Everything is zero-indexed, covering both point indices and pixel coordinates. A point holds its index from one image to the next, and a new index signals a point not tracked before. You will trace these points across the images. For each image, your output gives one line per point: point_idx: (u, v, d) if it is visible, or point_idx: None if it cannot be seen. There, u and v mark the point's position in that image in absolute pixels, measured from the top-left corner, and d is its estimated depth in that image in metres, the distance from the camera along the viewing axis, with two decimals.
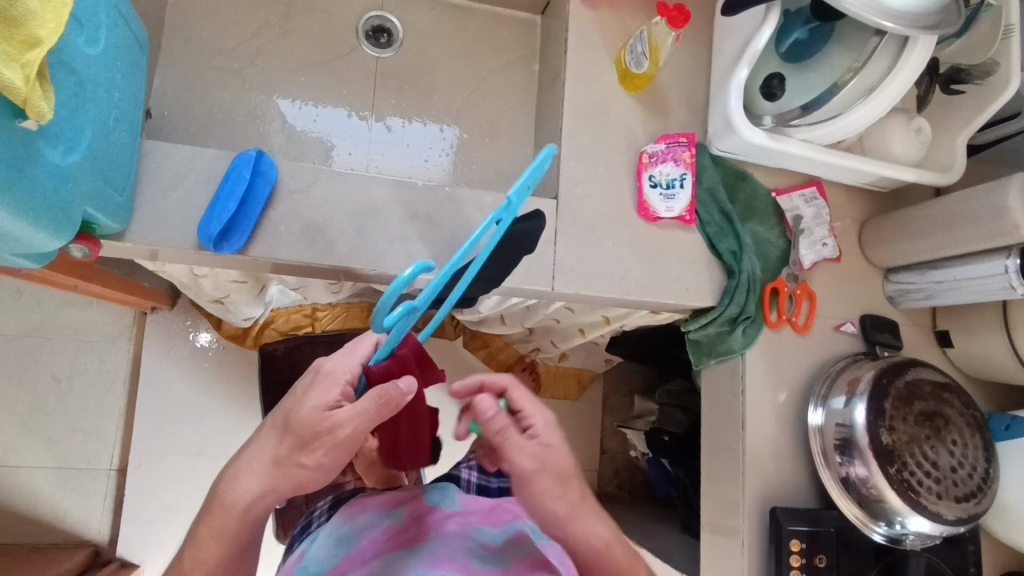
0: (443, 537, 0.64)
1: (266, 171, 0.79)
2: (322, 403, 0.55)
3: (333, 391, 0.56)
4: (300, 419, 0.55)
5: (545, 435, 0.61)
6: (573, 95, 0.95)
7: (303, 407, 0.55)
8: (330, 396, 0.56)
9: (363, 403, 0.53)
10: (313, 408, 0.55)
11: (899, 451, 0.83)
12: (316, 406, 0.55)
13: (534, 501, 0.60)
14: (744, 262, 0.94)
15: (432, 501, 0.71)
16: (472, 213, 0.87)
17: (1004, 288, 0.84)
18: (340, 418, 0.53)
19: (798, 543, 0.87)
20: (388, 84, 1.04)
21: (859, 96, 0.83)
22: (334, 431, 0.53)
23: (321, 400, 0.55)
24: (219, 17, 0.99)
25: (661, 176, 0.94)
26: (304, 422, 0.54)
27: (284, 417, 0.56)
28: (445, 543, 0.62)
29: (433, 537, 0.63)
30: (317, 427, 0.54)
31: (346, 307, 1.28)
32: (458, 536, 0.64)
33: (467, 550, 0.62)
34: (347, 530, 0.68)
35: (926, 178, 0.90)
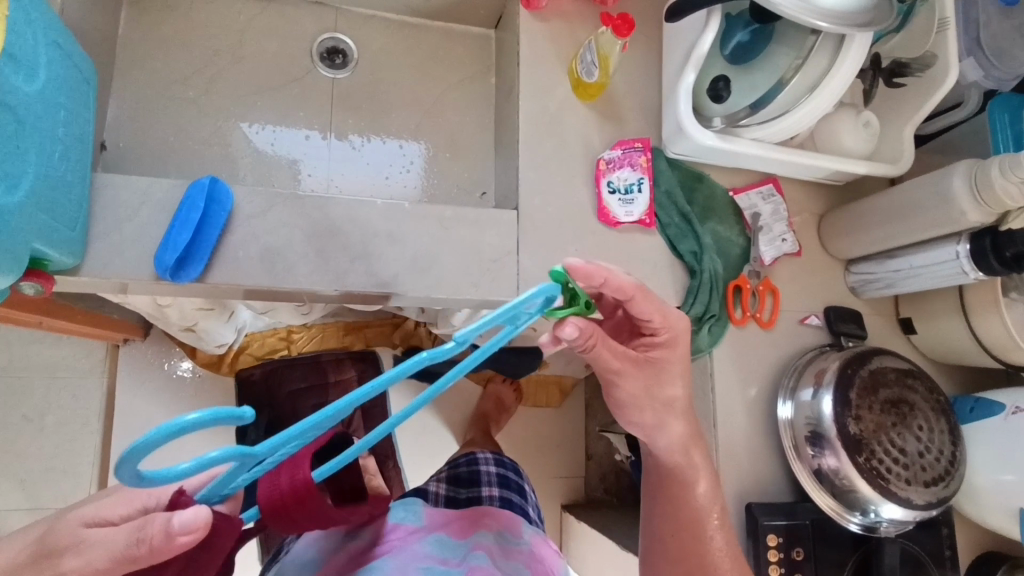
0: (403, 555, 0.64)
1: (222, 198, 0.79)
2: (90, 515, 0.51)
3: (118, 509, 0.51)
4: (66, 526, 0.50)
5: (652, 351, 0.71)
6: (528, 106, 0.96)
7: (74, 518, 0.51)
8: (111, 515, 0.51)
9: (121, 533, 0.46)
10: (77, 521, 0.50)
11: (867, 440, 0.84)
12: (85, 518, 0.51)
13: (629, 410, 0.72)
14: (704, 261, 0.95)
15: (397, 517, 0.71)
16: (433, 228, 0.87)
17: (958, 273, 0.86)
18: (89, 542, 0.48)
19: (775, 537, 0.87)
20: (346, 103, 1.05)
21: (803, 93, 0.86)
22: (70, 554, 0.48)
23: (99, 517, 0.51)
24: (172, 45, 0.99)
25: (620, 182, 0.95)
26: (61, 529, 0.50)
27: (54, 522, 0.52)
28: (403, 562, 0.62)
29: (395, 555, 0.63)
30: (66, 540, 0.49)
31: (322, 327, 1.32)
32: (419, 553, 0.64)
33: (425, 567, 0.62)
34: (310, 556, 0.67)
35: (876, 170, 0.92)
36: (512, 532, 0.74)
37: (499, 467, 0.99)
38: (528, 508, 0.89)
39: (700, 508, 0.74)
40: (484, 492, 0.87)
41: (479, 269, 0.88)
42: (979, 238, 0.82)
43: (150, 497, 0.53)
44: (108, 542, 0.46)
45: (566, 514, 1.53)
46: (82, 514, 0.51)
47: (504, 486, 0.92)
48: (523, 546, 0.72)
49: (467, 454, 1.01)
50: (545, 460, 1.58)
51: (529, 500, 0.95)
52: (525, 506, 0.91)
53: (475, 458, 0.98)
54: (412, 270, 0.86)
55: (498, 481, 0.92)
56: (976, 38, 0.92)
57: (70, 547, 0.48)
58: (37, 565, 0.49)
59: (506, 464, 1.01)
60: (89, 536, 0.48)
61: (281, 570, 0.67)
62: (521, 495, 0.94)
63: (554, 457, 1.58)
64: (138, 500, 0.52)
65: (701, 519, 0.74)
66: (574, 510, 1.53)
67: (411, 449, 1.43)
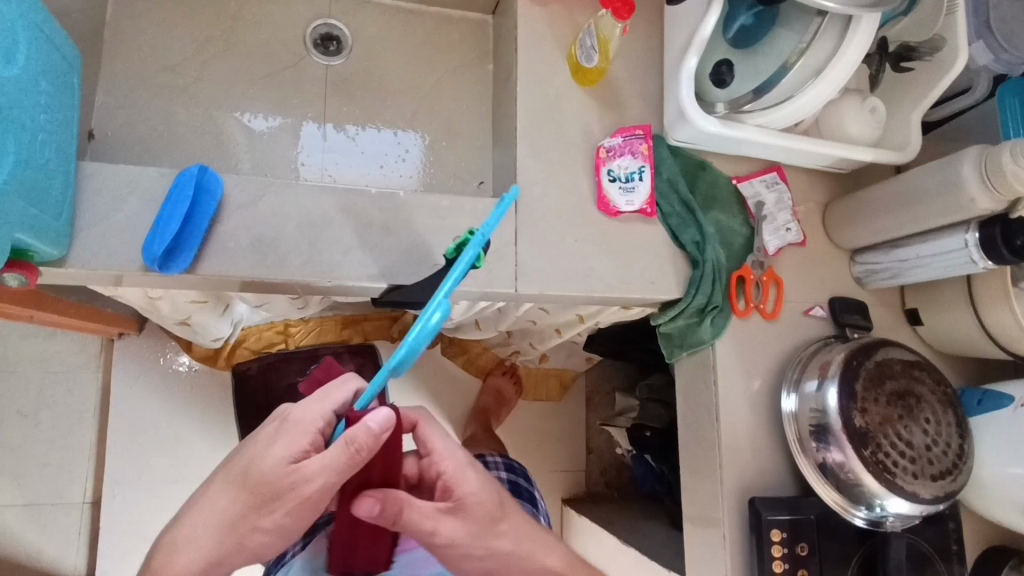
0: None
1: (212, 187, 0.77)
2: (289, 453, 0.58)
3: (303, 438, 0.59)
4: (266, 472, 0.58)
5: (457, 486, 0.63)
6: (526, 94, 0.93)
7: (266, 464, 0.58)
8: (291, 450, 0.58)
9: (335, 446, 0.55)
10: (277, 463, 0.58)
11: (873, 432, 0.82)
12: (278, 459, 0.58)
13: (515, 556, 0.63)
14: (707, 251, 0.93)
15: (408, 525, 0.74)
16: (429, 218, 0.86)
17: (967, 263, 0.84)
18: (306, 471, 0.56)
19: (779, 532, 0.85)
20: (340, 91, 1.02)
21: (808, 78, 0.83)
22: (298, 487, 0.56)
23: (281, 455, 0.58)
24: (159, 31, 0.97)
25: (620, 170, 0.93)
26: (264, 471, 0.58)
27: (249, 463, 0.60)
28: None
29: None
30: (283, 481, 0.57)
31: (319, 321, 1.30)
32: None
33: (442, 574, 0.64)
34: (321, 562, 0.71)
35: (882, 157, 0.90)
36: None
37: (509, 472, 1.00)
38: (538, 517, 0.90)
39: None
40: None
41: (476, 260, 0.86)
42: (988, 226, 0.80)
43: (318, 419, 0.60)
44: (323, 462, 0.55)
45: (567, 509, 1.51)
46: (270, 455, 0.58)
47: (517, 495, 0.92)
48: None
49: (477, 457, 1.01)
50: (546, 455, 1.56)
51: (540, 509, 0.96)
52: (536, 514, 0.92)
53: (484, 461, 0.99)
54: (408, 261, 0.84)
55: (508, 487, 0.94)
56: (986, 21, 0.88)
57: (289, 484, 0.57)
58: (266, 508, 0.58)
59: (516, 469, 1.00)
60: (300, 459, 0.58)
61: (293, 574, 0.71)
62: (531, 501, 0.96)
63: (555, 452, 1.56)
64: (310, 427, 0.59)
65: None
66: (575, 505, 1.51)
67: None
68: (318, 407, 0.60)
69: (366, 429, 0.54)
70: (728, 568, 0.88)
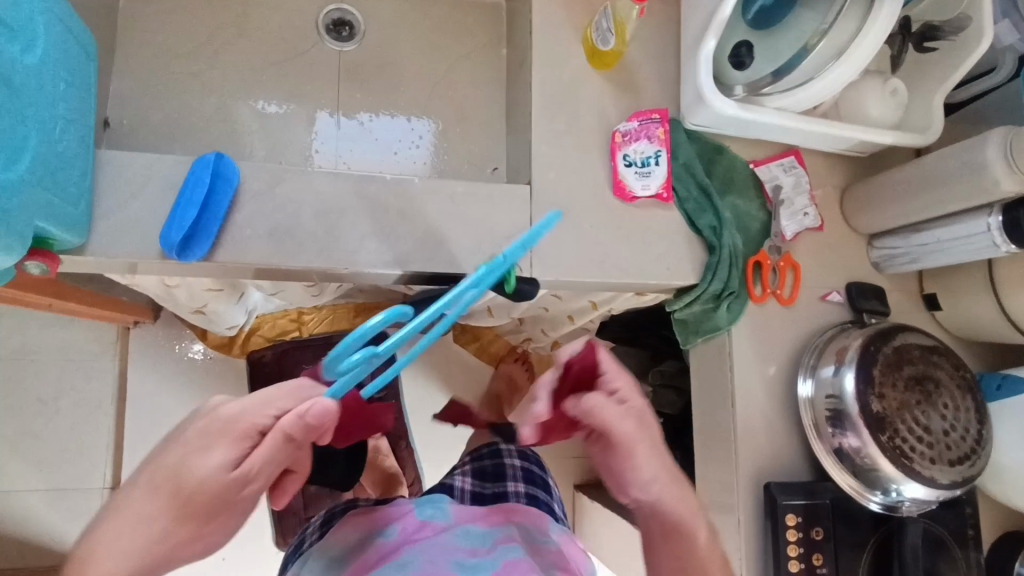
0: (430, 548, 0.67)
1: (228, 174, 0.77)
2: (228, 460, 0.50)
3: (241, 443, 0.51)
4: (199, 485, 0.49)
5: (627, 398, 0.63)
6: (541, 78, 0.92)
7: (199, 471, 0.49)
8: (229, 454, 0.50)
9: (282, 435, 0.51)
10: (212, 473, 0.49)
11: (891, 418, 0.82)
12: (213, 467, 0.50)
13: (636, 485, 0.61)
14: (724, 236, 0.92)
15: (425, 514, 0.74)
16: (445, 205, 0.85)
17: (989, 247, 0.83)
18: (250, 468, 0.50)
19: (794, 517, 0.85)
20: (352, 77, 1.02)
21: (830, 59, 0.81)
22: (248, 484, 0.51)
23: (218, 461, 0.50)
24: (171, 17, 0.96)
25: (636, 155, 0.92)
26: (194, 482, 0.49)
27: (171, 475, 0.50)
28: (433, 556, 0.66)
29: (422, 549, 0.67)
30: (228, 489, 0.50)
31: (333, 308, 1.31)
32: (449, 545, 0.68)
33: (457, 560, 0.65)
34: (340, 552, 0.71)
35: (903, 140, 0.89)
36: (541, 528, 0.78)
37: (524, 459, 1.00)
38: (553, 505, 0.92)
39: None
40: (511, 488, 0.89)
41: (492, 247, 0.86)
42: (1012, 210, 0.79)
43: (259, 419, 0.51)
44: (269, 451, 0.51)
45: (580, 494, 1.52)
46: (199, 464, 0.50)
47: (529, 482, 0.93)
48: (550, 543, 0.75)
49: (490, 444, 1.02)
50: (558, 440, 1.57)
51: (553, 496, 0.97)
52: (551, 502, 0.93)
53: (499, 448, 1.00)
54: (424, 248, 0.84)
55: (523, 475, 0.95)
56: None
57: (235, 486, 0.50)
58: (205, 517, 0.50)
59: (529, 458, 1.01)
60: (241, 466, 0.50)
61: (311, 566, 0.71)
62: (545, 488, 0.97)
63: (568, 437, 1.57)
64: (245, 426, 0.51)
65: None
66: (588, 491, 1.52)
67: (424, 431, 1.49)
68: (259, 411, 0.52)
69: (298, 414, 0.51)
70: (743, 552, 0.89)
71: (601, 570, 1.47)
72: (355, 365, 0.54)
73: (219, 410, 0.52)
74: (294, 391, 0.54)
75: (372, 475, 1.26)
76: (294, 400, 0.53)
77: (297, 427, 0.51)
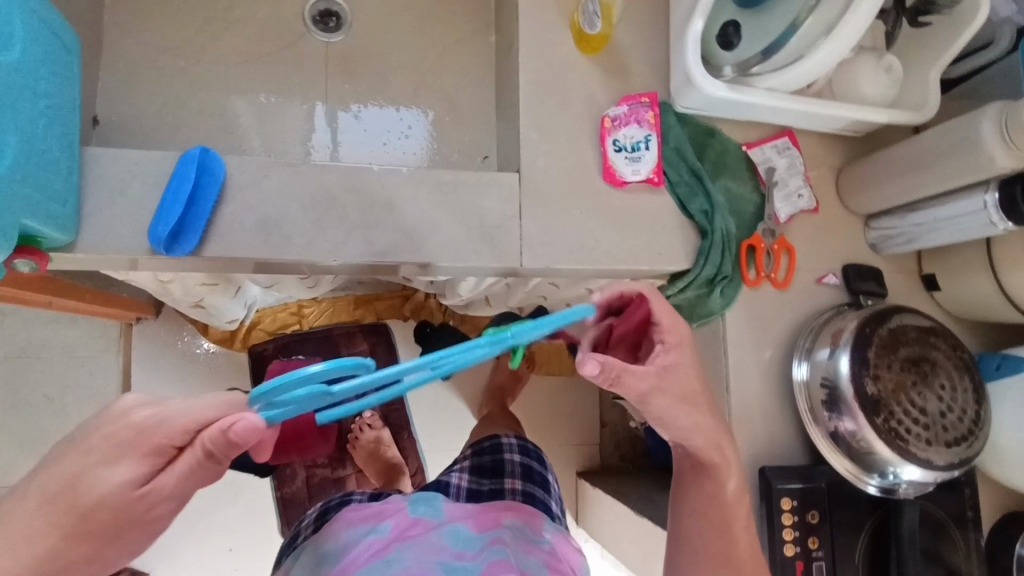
0: (421, 546, 0.69)
1: (214, 168, 0.77)
2: (136, 474, 0.48)
3: (157, 455, 0.49)
4: (100, 499, 0.47)
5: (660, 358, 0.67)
6: (529, 63, 0.92)
7: (100, 484, 0.47)
8: (136, 470, 0.48)
9: (201, 453, 0.49)
10: (117, 487, 0.48)
11: (885, 400, 0.81)
12: (120, 482, 0.48)
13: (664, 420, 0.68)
14: (716, 220, 0.91)
15: (419, 512, 0.76)
16: (433, 194, 0.85)
17: (986, 225, 0.81)
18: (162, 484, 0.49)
19: (790, 501, 0.85)
20: (340, 68, 1.01)
21: (819, 35, 0.79)
22: (158, 501, 0.49)
23: (122, 476, 0.48)
24: (156, 13, 0.96)
25: (626, 140, 0.91)
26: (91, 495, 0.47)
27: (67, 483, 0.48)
28: (421, 555, 0.67)
29: (411, 548, 0.69)
30: (134, 503, 0.48)
31: (332, 301, 1.36)
32: (436, 546, 0.69)
33: (443, 562, 0.67)
34: (333, 547, 0.72)
35: (898, 118, 0.87)
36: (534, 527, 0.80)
37: (524, 455, 1.01)
38: (550, 504, 0.92)
39: (724, 501, 0.71)
40: (507, 485, 0.90)
41: (481, 236, 0.86)
42: (1009, 185, 0.77)
43: (177, 432, 0.49)
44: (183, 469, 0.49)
45: (583, 481, 1.52)
46: (107, 477, 0.48)
47: (527, 478, 0.94)
48: (543, 544, 0.77)
49: (492, 438, 1.04)
50: (559, 428, 1.58)
51: (552, 492, 0.98)
52: (548, 501, 0.93)
53: (499, 444, 1.01)
54: (412, 239, 0.84)
55: (522, 471, 0.96)
56: None
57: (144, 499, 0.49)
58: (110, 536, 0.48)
59: (528, 453, 1.03)
60: (149, 482, 0.49)
61: (306, 560, 0.73)
62: (545, 488, 0.97)
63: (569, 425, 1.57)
64: (161, 439, 0.49)
65: (720, 508, 0.71)
66: (591, 478, 1.52)
67: (426, 423, 1.48)
68: (178, 424, 0.50)
69: (222, 429, 0.48)
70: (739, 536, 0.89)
71: (604, 556, 1.47)
72: (319, 383, 0.47)
73: (131, 416, 0.50)
74: (223, 404, 0.51)
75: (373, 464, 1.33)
76: (220, 412, 0.51)
77: (213, 448, 0.49)
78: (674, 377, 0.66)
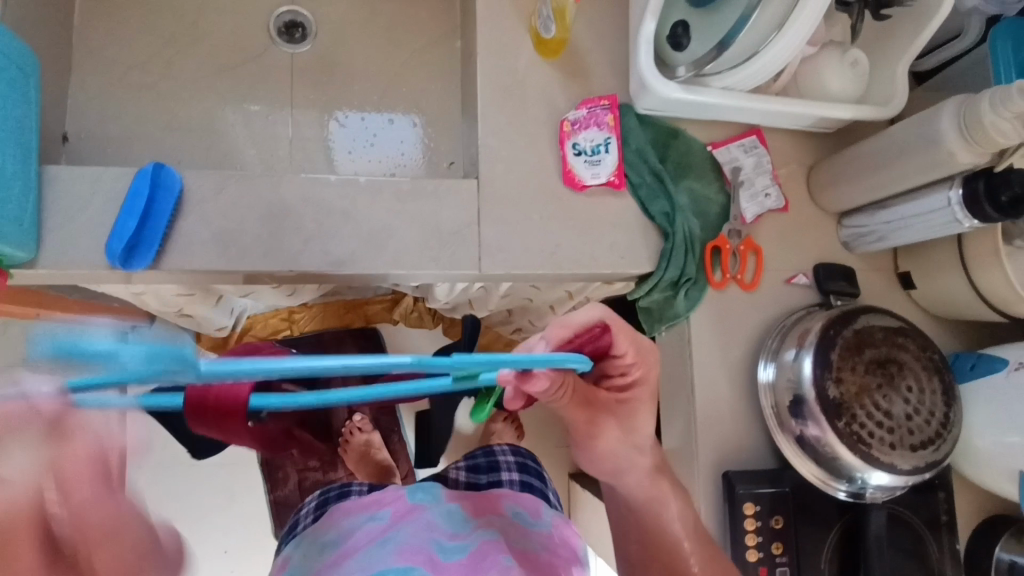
0: (415, 525, 0.69)
1: (170, 183, 0.79)
2: None
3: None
4: None
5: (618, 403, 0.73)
6: (487, 69, 0.91)
7: None
8: None
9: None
10: None
11: (848, 403, 0.80)
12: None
13: (625, 451, 0.75)
14: (677, 222, 0.90)
15: (416, 497, 0.75)
16: (390, 203, 0.86)
17: (952, 222, 0.79)
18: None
19: (753, 506, 0.84)
20: (306, 78, 1.02)
21: (771, 32, 0.78)
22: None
23: None
24: (125, 29, 0.98)
25: (586, 143, 0.91)
26: None
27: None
28: (416, 532, 0.67)
29: (408, 526, 0.68)
30: None
31: (322, 305, 1.33)
32: (429, 525, 0.69)
33: (436, 539, 0.66)
34: (332, 534, 0.72)
35: (862, 114, 0.86)
36: (534, 512, 0.80)
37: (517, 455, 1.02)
38: (547, 491, 0.94)
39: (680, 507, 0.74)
40: (505, 477, 0.92)
41: (439, 243, 0.86)
42: (971, 182, 0.75)
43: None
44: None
45: (572, 483, 1.51)
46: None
47: (524, 471, 0.95)
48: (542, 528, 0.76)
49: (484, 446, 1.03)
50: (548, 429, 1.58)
51: (548, 483, 1.00)
52: (545, 490, 0.95)
53: (492, 449, 1.00)
54: (370, 247, 0.84)
55: (517, 465, 0.97)
56: None
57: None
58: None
59: (521, 452, 1.03)
60: None
61: (304, 548, 0.72)
62: (540, 479, 0.98)
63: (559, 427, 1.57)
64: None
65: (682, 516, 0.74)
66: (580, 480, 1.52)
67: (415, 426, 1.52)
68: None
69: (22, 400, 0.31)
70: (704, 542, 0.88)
71: (594, 558, 1.46)
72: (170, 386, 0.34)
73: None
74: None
75: (364, 468, 1.31)
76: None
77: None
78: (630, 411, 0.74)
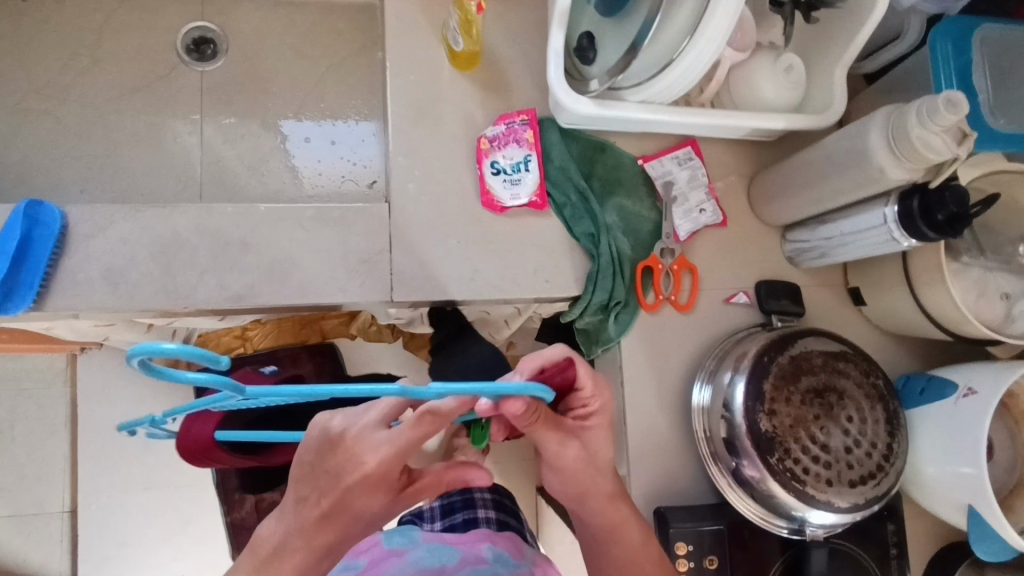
0: None
1: (48, 221, 0.75)
2: None
3: None
4: None
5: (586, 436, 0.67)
6: (398, 84, 0.86)
7: None
8: None
9: None
10: None
11: (781, 437, 0.74)
12: None
13: (581, 479, 0.67)
14: (602, 244, 0.85)
15: (394, 543, 0.79)
16: (293, 230, 0.80)
17: (889, 240, 0.73)
18: None
19: (685, 545, 0.79)
20: (217, 98, 0.98)
21: (683, 38, 0.72)
22: None
23: None
24: (23, 53, 0.93)
25: (505, 162, 0.85)
26: None
27: None
28: None
29: None
30: None
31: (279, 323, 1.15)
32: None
33: None
34: None
35: (796, 123, 0.79)
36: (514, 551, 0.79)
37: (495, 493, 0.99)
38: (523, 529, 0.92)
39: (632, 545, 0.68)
40: (480, 514, 0.90)
41: (348, 271, 0.81)
42: (907, 198, 0.69)
43: None
44: None
45: None
46: None
47: (500, 509, 0.93)
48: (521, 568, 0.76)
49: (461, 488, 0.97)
50: None
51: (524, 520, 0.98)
52: (522, 529, 0.93)
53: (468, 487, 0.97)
54: (271, 279, 0.80)
55: (494, 503, 0.94)
56: None
57: None
58: None
59: (500, 491, 0.99)
60: None
61: None
62: (516, 517, 0.96)
63: None
64: None
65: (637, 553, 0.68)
66: None
67: None
68: None
69: None
70: None
71: None
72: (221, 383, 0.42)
73: None
74: None
75: None
76: None
77: None
78: (590, 442, 0.67)
